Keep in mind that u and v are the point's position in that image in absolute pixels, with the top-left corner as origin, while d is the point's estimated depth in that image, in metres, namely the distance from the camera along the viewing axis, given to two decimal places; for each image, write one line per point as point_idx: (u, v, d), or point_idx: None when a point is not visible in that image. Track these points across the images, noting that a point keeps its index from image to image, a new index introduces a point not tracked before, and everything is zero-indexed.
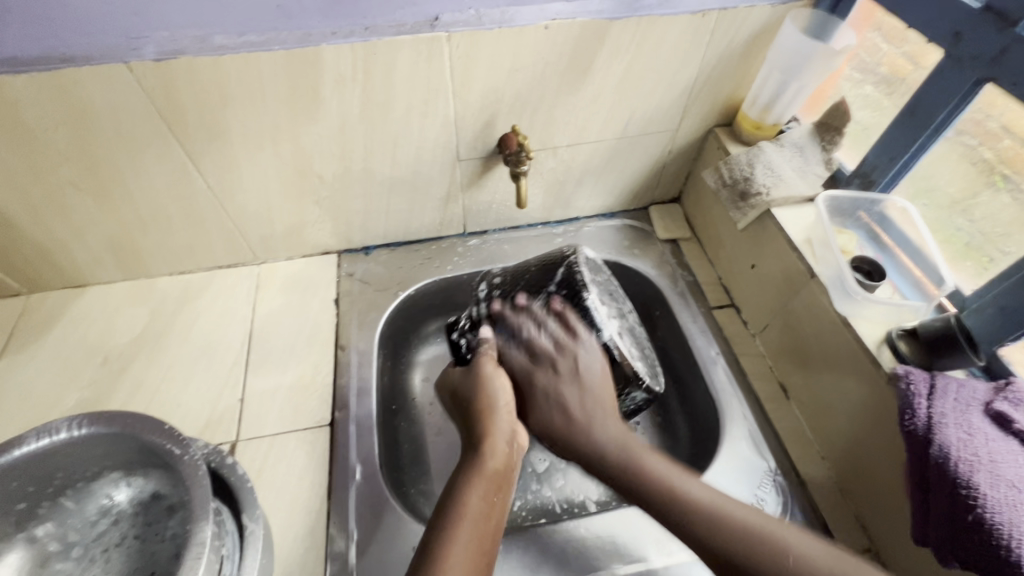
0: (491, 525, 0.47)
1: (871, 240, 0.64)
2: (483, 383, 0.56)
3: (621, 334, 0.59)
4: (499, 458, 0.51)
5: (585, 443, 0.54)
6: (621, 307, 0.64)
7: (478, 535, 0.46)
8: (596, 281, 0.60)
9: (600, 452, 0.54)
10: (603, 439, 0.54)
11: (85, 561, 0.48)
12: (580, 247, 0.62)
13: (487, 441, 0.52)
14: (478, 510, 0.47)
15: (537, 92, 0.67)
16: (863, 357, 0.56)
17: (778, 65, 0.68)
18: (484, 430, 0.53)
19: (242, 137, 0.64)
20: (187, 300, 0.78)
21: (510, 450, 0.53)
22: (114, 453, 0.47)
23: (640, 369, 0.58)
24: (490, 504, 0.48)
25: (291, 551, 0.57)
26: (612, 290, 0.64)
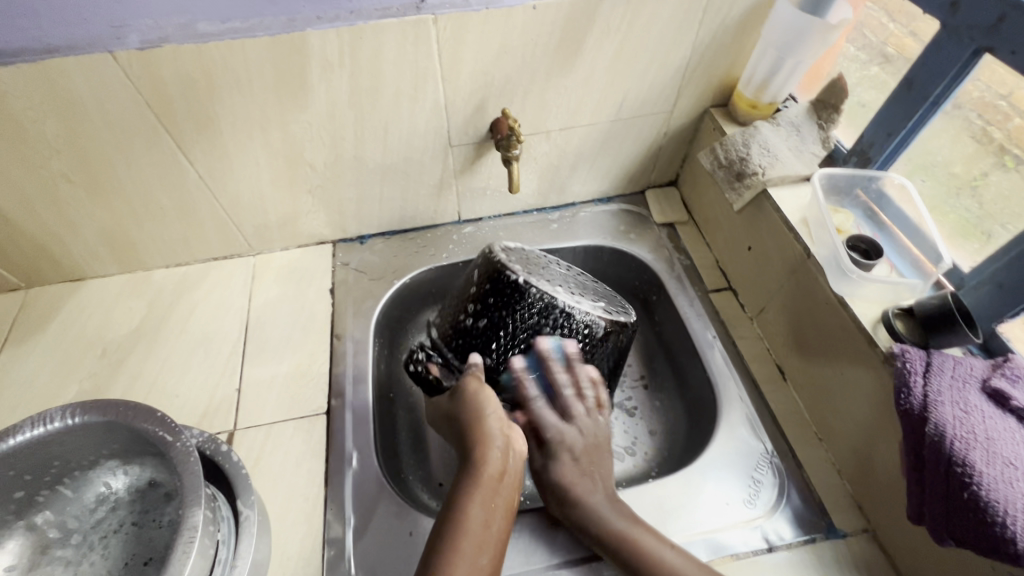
0: (491, 535, 0.47)
1: (868, 219, 0.63)
2: (474, 400, 0.55)
3: (559, 288, 0.61)
4: (495, 469, 0.51)
5: (586, 510, 0.55)
6: (555, 271, 0.66)
7: (478, 553, 0.46)
8: (517, 261, 0.62)
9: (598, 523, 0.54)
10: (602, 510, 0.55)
11: (84, 547, 0.48)
12: (494, 243, 0.65)
13: (481, 460, 0.51)
14: (477, 535, 0.47)
15: (528, 75, 0.66)
16: (859, 336, 0.55)
17: (774, 41, 0.66)
18: (477, 449, 0.52)
19: (232, 127, 0.63)
20: (184, 292, 0.78)
21: (506, 459, 0.52)
22: (109, 442, 0.47)
23: (586, 308, 0.60)
24: (489, 521, 0.48)
25: (289, 537, 0.57)
26: (541, 260, 0.67)
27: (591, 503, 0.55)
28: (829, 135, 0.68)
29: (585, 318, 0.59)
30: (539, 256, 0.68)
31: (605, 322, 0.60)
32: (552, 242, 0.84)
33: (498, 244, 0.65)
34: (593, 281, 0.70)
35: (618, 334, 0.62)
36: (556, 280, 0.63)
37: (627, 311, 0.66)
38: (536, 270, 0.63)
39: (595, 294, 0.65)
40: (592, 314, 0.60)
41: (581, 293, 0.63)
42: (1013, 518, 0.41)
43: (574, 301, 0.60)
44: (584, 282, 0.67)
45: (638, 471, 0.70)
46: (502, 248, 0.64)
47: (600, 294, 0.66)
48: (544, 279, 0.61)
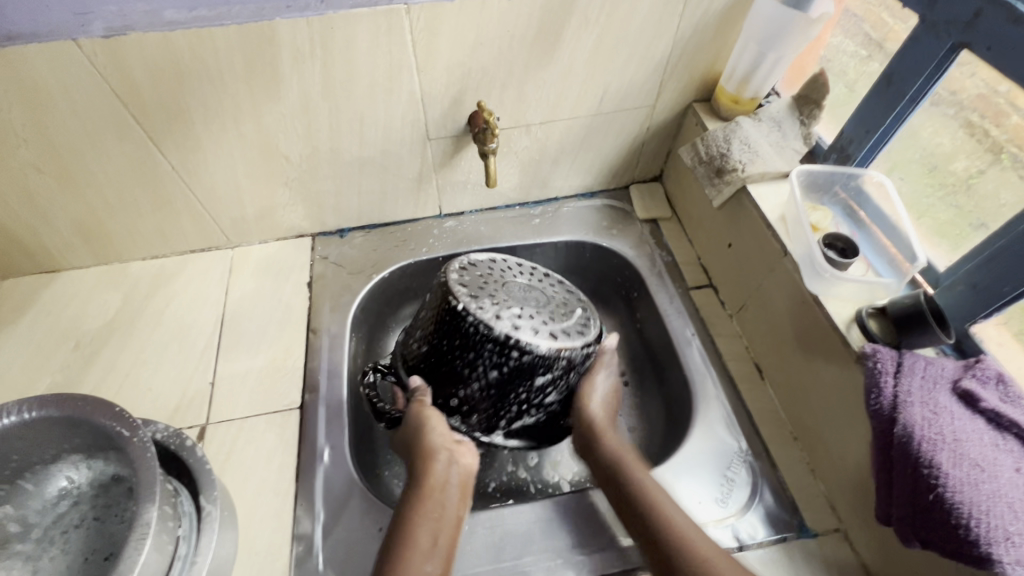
0: (440, 542, 0.52)
1: (847, 216, 0.62)
2: (420, 419, 0.57)
3: (505, 313, 0.57)
4: (437, 483, 0.55)
5: (610, 451, 0.60)
6: (514, 287, 0.62)
7: (428, 560, 0.51)
8: (469, 283, 0.60)
9: (618, 461, 0.59)
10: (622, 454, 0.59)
11: (44, 542, 0.48)
12: (451, 262, 0.63)
13: (426, 472, 0.56)
14: (426, 549, 0.51)
15: (505, 68, 0.65)
16: (834, 337, 0.55)
17: (755, 36, 0.65)
18: (423, 465, 0.56)
19: (204, 118, 0.62)
20: (160, 284, 0.77)
21: (449, 473, 0.56)
22: (69, 437, 0.47)
23: (527, 336, 0.55)
24: (438, 533, 0.53)
25: (258, 532, 0.57)
26: (505, 270, 0.64)
27: (618, 449, 0.60)
28: (811, 131, 0.67)
29: (525, 346, 0.55)
30: (500, 266, 0.64)
31: (549, 348, 0.55)
32: (534, 237, 0.83)
33: (453, 262, 0.62)
34: (563, 292, 0.65)
35: (566, 360, 0.57)
36: (504, 300, 0.58)
37: (585, 329, 0.61)
38: (485, 288, 0.59)
39: (549, 313, 0.60)
40: (534, 341, 0.55)
41: (530, 312, 0.58)
42: (978, 521, 0.41)
43: (514, 328, 0.56)
44: (546, 296, 0.62)
45: None
46: (457, 264, 0.62)
47: (559, 311, 0.61)
48: (493, 303, 0.58)
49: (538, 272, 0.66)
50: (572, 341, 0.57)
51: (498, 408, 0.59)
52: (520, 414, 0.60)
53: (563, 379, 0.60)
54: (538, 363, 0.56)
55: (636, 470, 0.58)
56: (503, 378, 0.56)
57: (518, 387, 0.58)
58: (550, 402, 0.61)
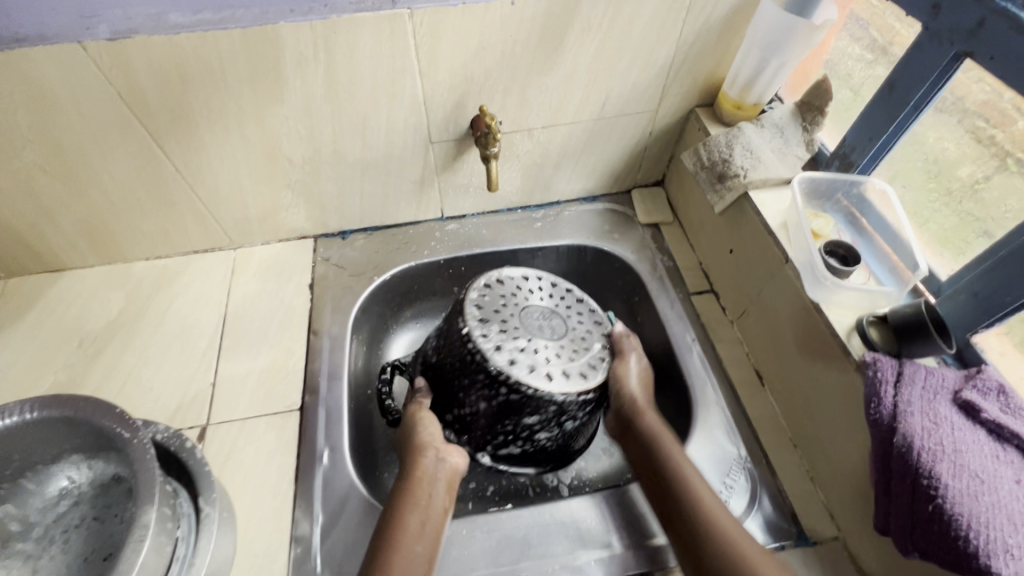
0: (427, 531, 0.53)
1: (849, 223, 0.62)
2: (415, 419, 0.61)
3: (507, 343, 0.59)
4: (426, 475, 0.57)
5: (650, 430, 0.61)
6: (531, 317, 0.62)
7: (416, 544, 0.52)
8: (485, 306, 0.62)
9: (656, 441, 0.60)
10: (660, 434, 0.60)
11: (44, 542, 0.48)
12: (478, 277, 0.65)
13: (415, 465, 0.58)
14: (414, 532, 0.53)
15: (508, 72, 0.65)
16: (834, 344, 0.54)
17: (758, 43, 0.65)
18: (414, 460, 0.58)
19: (208, 120, 0.63)
20: (163, 284, 0.78)
21: (439, 468, 0.58)
22: (70, 437, 0.47)
23: (520, 373, 0.56)
24: (426, 520, 0.54)
25: (257, 533, 0.57)
26: (534, 297, 0.65)
27: (657, 429, 0.61)
28: (813, 138, 0.66)
29: (515, 383, 0.56)
30: (530, 293, 0.65)
31: (540, 389, 0.56)
32: (535, 241, 0.83)
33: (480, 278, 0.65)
34: (588, 328, 0.64)
35: (558, 404, 0.57)
36: (515, 331, 0.60)
37: (591, 375, 0.60)
38: (501, 315, 0.61)
39: (558, 351, 0.60)
40: (528, 379, 0.56)
41: (537, 347, 0.59)
42: (977, 532, 0.41)
43: (511, 363, 0.57)
44: (562, 331, 0.63)
45: (614, 472, 0.72)
46: (489, 280, 0.65)
47: (571, 349, 0.61)
48: (500, 331, 0.60)
49: (568, 300, 0.67)
50: (566, 386, 0.57)
51: (485, 429, 0.61)
52: (510, 441, 0.62)
53: (556, 419, 0.60)
54: (526, 402, 0.57)
55: (671, 448, 0.59)
56: (495, 410, 0.59)
57: (506, 420, 0.59)
58: (541, 437, 0.62)
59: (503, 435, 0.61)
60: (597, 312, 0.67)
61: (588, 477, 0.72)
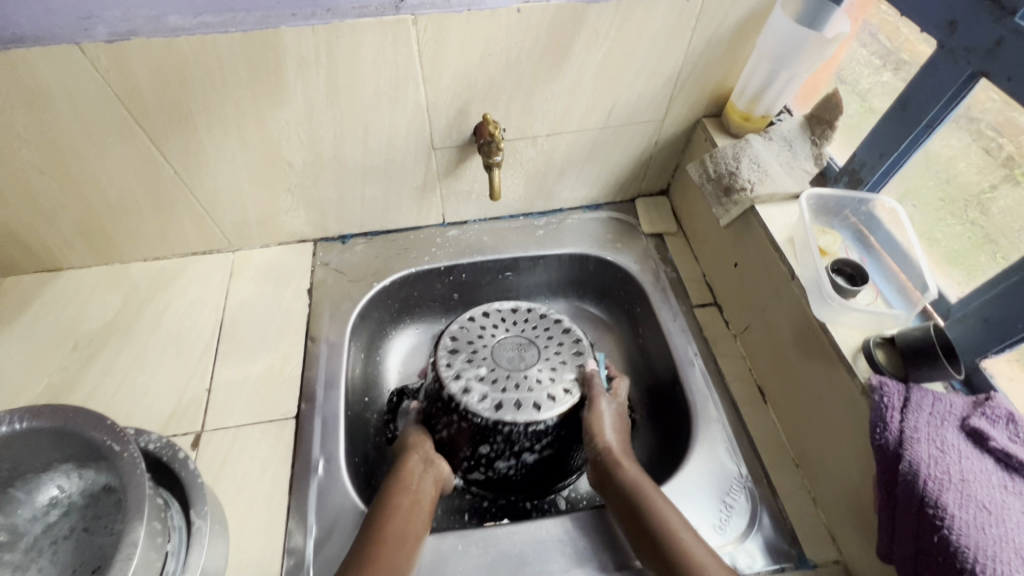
0: (417, 515, 0.57)
1: (857, 241, 0.61)
2: (411, 424, 0.67)
3: (469, 373, 0.66)
4: (415, 469, 0.61)
5: (630, 482, 0.57)
6: (501, 350, 0.69)
7: (409, 523, 0.56)
8: (460, 340, 0.70)
9: (639, 493, 0.56)
10: (643, 485, 0.57)
11: (32, 552, 0.47)
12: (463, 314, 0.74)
13: (405, 457, 0.62)
14: (404, 513, 0.56)
15: (512, 79, 0.64)
16: (840, 365, 0.53)
17: (769, 53, 0.64)
18: (405, 455, 0.62)
19: (207, 123, 0.62)
20: (160, 286, 0.77)
21: (430, 464, 0.62)
22: (60, 446, 0.46)
23: (473, 400, 0.63)
24: (416, 505, 0.58)
25: (249, 544, 0.56)
26: (513, 330, 0.72)
27: (637, 478, 0.58)
28: (822, 153, 0.65)
29: (465, 410, 0.63)
30: (509, 328, 0.72)
31: (485, 415, 0.62)
32: (537, 249, 0.82)
33: (465, 315, 0.73)
34: (562, 359, 0.68)
35: (506, 430, 0.62)
36: (479, 360, 0.68)
37: (547, 406, 0.63)
38: (474, 346, 0.69)
39: (518, 381, 0.65)
40: (475, 405, 0.63)
41: (497, 376, 0.66)
42: (983, 566, 0.40)
43: (465, 391, 0.64)
44: (530, 362, 0.68)
45: None
46: (479, 313, 0.74)
47: (533, 381, 0.66)
48: (466, 362, 0.67)
49: (546, 334, 0.71)
50: (512, 415, 0.62)
51: (461, 453, 0.65)
52: (474, 468, 0.65)
53: (512, 447, 0.63)
54: (477, 429, 0.63)
55: (653, 496, 0.56)
56: (463, 434, 0.64)
57: (466, 446, 0.64)
58: (502, 466, 0.64)
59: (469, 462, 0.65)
60: (580, 344, 0.70)
61: (587, 491, 0.71)
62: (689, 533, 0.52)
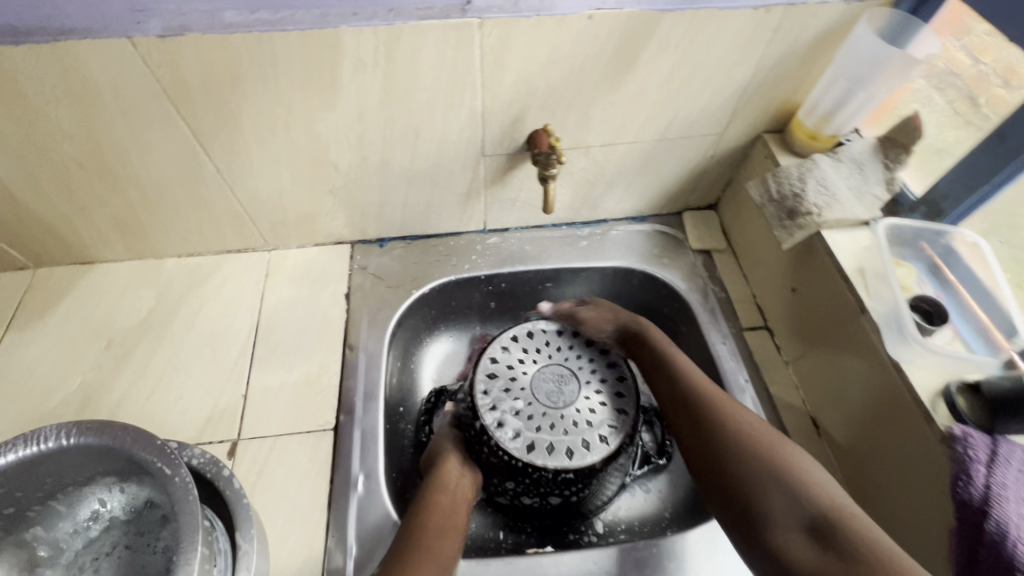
0: (455, 517, 0.56)
1: (930, 274, 0.58)
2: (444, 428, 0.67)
3: (506, 406, 0.64)
4: (452, 472, 0.60)
5: (653, 342, 0.67)
6: (540, 382, 0.66)
7: (448, 521, 0.55)
8: (501, 365, 0.67)
9: (662, 350, 0.65)
10: (661, 343, 0.66)
11: (74, 569, 0.47)
12: (506, 331, 0.71)
13: (442, 464, 0.61)
14: (444, 515, 0.56)
15: (574, 88, 0.61)
16: (914, 409, 0.51)
17: (848, 70, 0.61)
18: (441, 459, 0.62)
19: (254, 122, 0.59)
20: (196, 283, 0.75)
21: (465, 471, 0.62)
22: (104, 462, 0.45)
23: (505, 437, 0.62)
24: (454, 509, 0.57)
25: (288, 561, 0.55)
26: (556, 358, 0.69)
27: (659, 340, 0.67)
28: (895, 177, 0.62)
29: (497, 446, 0.62)
30: (553, 355, 0.69)
31: (516, 455, 0.61)
32: (580, 260, 0.80)
33: (508, 333, 0.70)
34: (603, 399, 0.65)
35: (535, 474, 0.61)
36: (518, 392, 0.65)
37: (580, 454, 0.61)
38: (514, 373, 0.67)
39: (555, 420, 0.63)
40: (507, 444, 0.61)
41: (534, 412, 0.64)
42: None
43: (499, 425, 0.63)
44: (570, 398, 0.65)
45: (653, 514, 0.69)
46: (523, 333, 0.71)
47: (568, 424, 0.63)
48: (504, 392, 0.65)
49: (589, 367, 0.68)
50: (543, 460, 0.60)
51: (490, 479, 0.64)
52: (499, 493, 0.65)
53: (538, 488, 0.62)
54: (507, 467, 0.62)
55: (665, 346, 0.66)
56: (495, 467, 0.63)
57: (493, 479, 0.64)
58: (525, 500, 0.64)
59: (498, 491, 0.65)
60: (623, 382, 0.66)
61: (625, 516, 0.69)
62: (699, 374, 0.62)
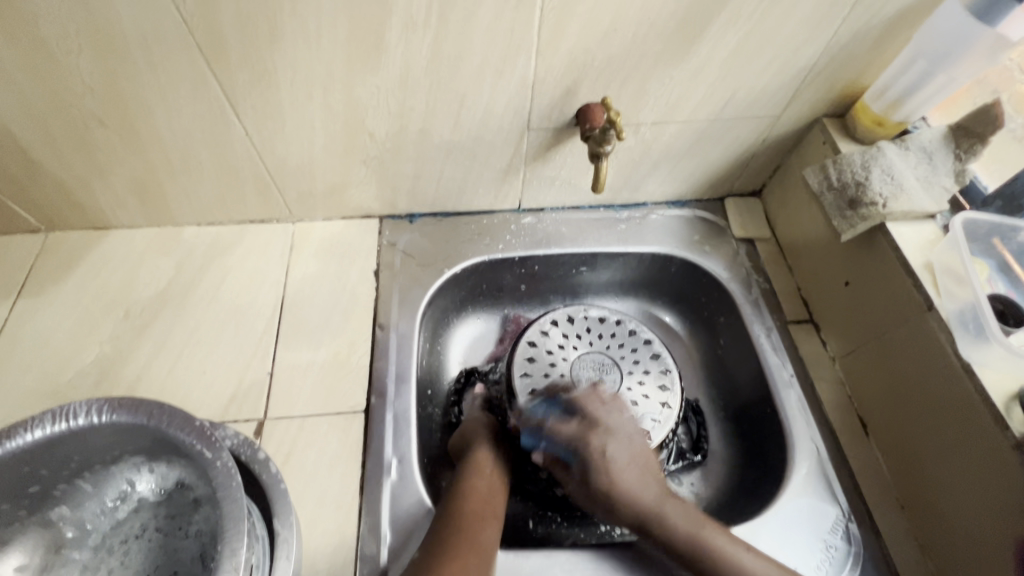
0: (489, 509, 0.53)
1: (1002, 272, 0.56)
2: (474, 416, 0.63)
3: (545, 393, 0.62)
4: (483, 464, 0.57)
5: (677, 530, 0.50)
6: (581, 371, 0.64)
7: (480, 515, 0.52)
8: (540, 351, 0.65)
9: (691, 541, 0.50)
10: (676, 528, 0.50)
11: (102, 552, 0.45)
12: (546, 314, 0.68)
13: (475, 453, 0.58)
14: (478, 509, 0.53)
15: (633, 59, 0.57)
16: (984, 413, 0.49)
17: (928, 50, 0.57)
18: (476, 445, 0.59)
19: (291, 83, 0.55)
20: (217, 254, 0.72)
21: (499, 461, 0.58)
22: (135, 440, 0.42)
23: None
24: (488, 500, 0.54)
25: (320, 547, 0.53)
26: (598, 345, 0.66)
27: (685, 523, 0.51)
28: (966, 169, 0.59)
29: None
30: (594, 342, 0.67)
31: None
32: (618, 244, 0.76)
33: (547, 317, 0.68)
34: (645, 391, 0.63)
35: None
36: (557, 379, 0.63)
37: None
38: (553, 359, 0.64)
39: None
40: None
41: None
42: None
43: None
44: (612, 388, 0.63)
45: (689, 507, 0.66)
46: (563, 317, 0.68)
47: None
48: (544, 379, 0.63)
49: (632, 357, 0.66)
50: None
51: (525, 468, 0.63)
52: (532, 480, 0.63)
53: None
54: None
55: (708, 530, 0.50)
56: (528, 454, 0.61)
57: (528, 467, 0.62)
58: (558, 490, 0.63)
59: (532, 478, 0.63)
60: (667, 375, 0.64)
61: None
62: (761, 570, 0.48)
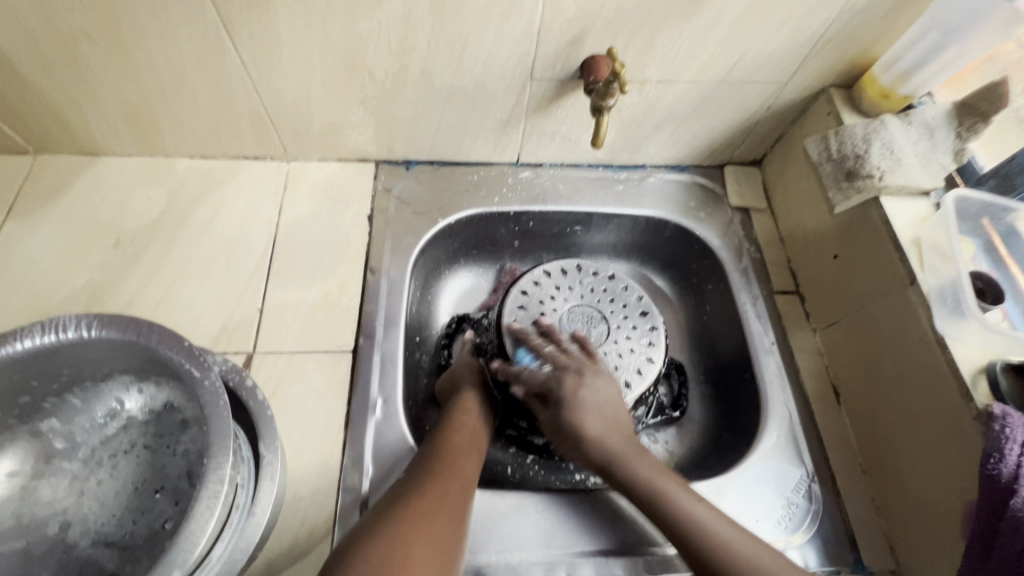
0: (471, 445, 0.55)
1: (986, 252, 0.57)
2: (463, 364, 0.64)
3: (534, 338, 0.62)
4: (471, 409, 0.58)
5: (631, 470, 0.53)
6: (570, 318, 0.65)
7: (462, 450, 0.54)
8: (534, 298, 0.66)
9: (594, 440, 0.55)
10: (592, 437, 0.55)
11: (91, 464, 0.48)
12: (540, 266, 0.69)
13: (461, 395, 0.60)
14: (462, 444, 0.55)
15: (644, 11, 0.56)
16: (952, 384, 0.50)
17: (943, 21, 0.56)
18: (465, 387, 0.60)
19: (290, 9, 0.53)
20: (209, 188, 0.71)
21: (485, 409, 0.60)
22: (125, 358, 0.45)
23: None
24: (473, 438, 0.56)
25: (305, 475, 0.55)
26: (588, 298, 0.67)
27: (592, 432, 0.55)
28: (966, 147, 0.59)
29: None
30: (585, 295, 0.67)
31: None
32: (614, 206, 0.76)
33: (540, 268, 0.68)
34: (631, 346, 0.63)
35: None
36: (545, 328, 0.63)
37: None
38: (543, 308, 0.65)
39: None
40: None
41: None
42: None
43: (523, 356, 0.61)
44: (598, 340, 0.64)
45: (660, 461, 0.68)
46: (556, 269, 0.69)
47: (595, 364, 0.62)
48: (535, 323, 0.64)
49: (620, 313, 0.66)
50: None
51: (508, 417, 0.65)
52: (511, 425, 0.65)
53: None
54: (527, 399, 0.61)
55: (605, 436, 0.55)
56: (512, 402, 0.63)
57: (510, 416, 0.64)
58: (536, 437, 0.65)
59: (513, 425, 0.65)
60: (654, 333, 0.64)
61: None
62: (628, 450, 0.54)
